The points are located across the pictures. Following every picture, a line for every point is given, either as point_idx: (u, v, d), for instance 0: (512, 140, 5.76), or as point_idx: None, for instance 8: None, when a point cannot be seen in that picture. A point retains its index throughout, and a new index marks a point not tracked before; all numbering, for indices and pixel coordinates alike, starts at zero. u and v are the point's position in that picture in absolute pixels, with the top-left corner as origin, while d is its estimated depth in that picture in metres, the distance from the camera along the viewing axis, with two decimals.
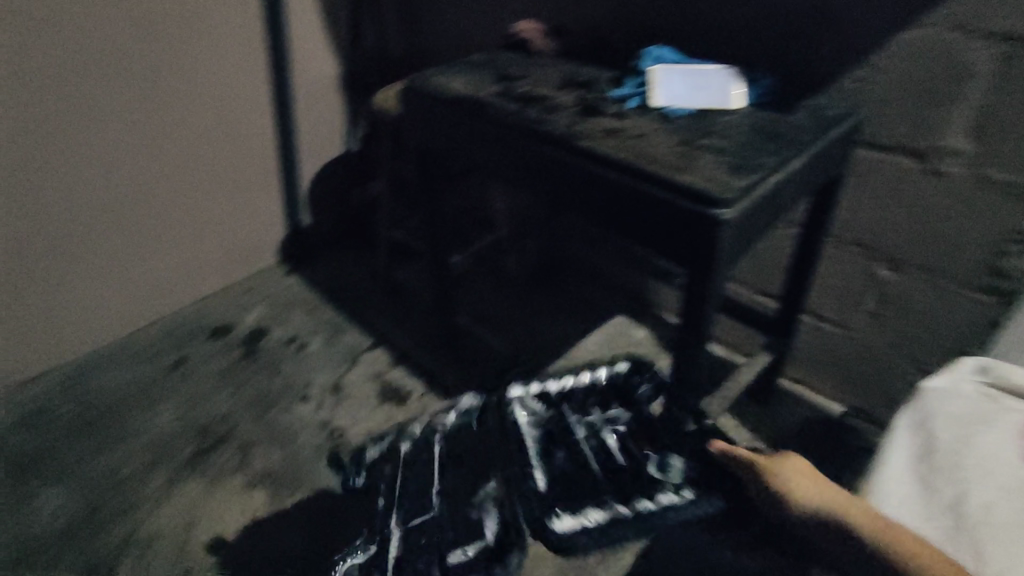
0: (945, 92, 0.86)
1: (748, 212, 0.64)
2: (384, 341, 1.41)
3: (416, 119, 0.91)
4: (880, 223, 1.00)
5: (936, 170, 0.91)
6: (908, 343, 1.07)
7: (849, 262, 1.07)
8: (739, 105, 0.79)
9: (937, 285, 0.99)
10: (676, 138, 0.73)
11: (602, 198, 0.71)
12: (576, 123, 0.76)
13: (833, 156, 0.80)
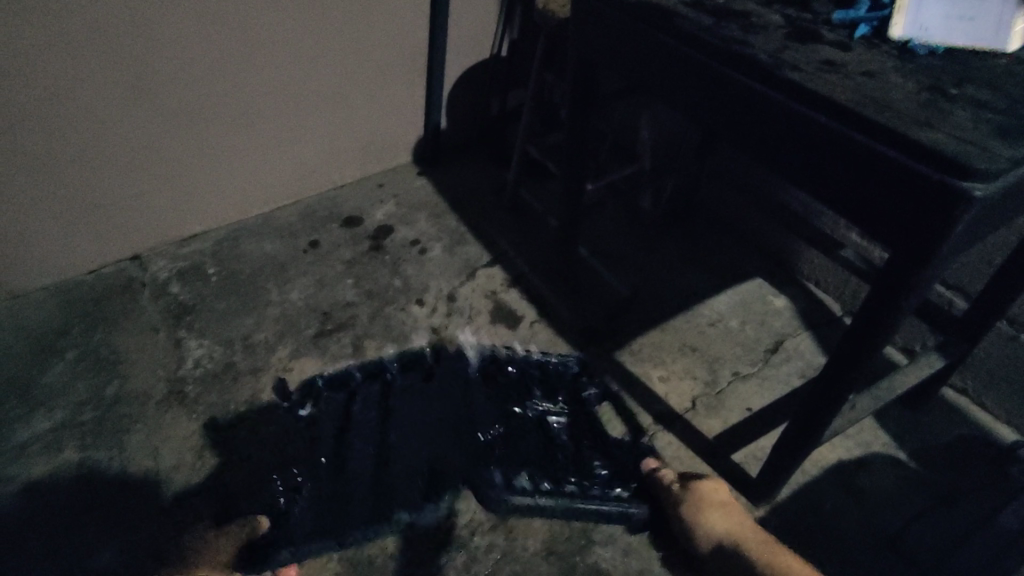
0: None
1: (1009, 191, 0.49)
2: (504, 259, 1.37)
3: (587, 24, 0.81)
4: None
5: None
6: None
7: None
8: (1015, 45, 0.60)
9: None
10: (916, 83, 0.57)
11: (800, 145, 0.58)
12: (785, 49, 0.62)
13: None
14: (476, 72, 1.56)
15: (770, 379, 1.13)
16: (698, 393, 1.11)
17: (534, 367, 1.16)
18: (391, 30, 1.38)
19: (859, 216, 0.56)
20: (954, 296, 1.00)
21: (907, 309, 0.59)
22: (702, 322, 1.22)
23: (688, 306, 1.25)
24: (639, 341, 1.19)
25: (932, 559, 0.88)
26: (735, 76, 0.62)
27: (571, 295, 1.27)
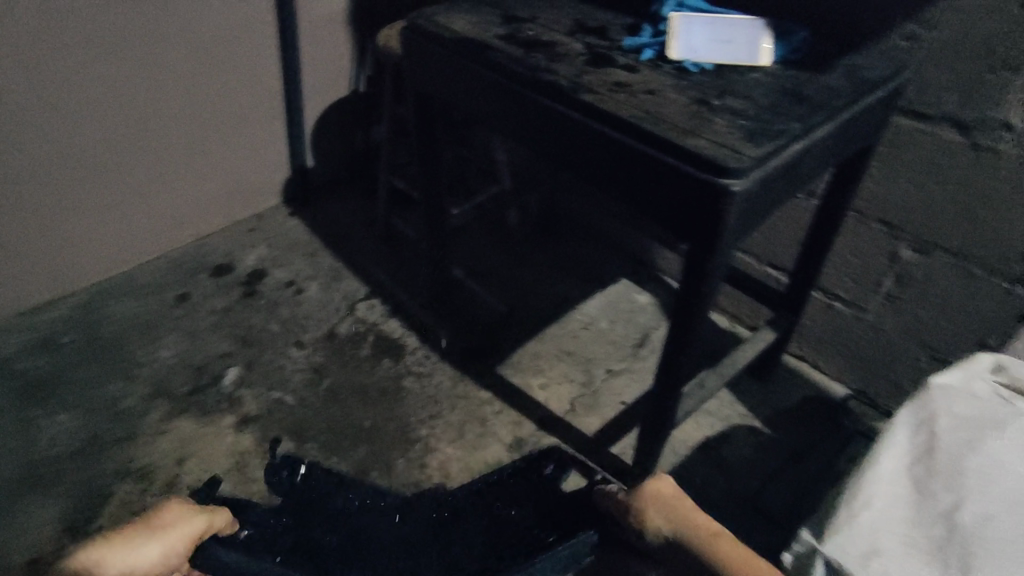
0: (1010, 53, 0.77)
1: (762, 183, 0.58)
2: (382, 291, 1.37)
3: (417, 61, 0.85)
4: (907, 201, 0.93)
5: (978, 144, 0.83)
6: (922, 329, 1.01)
7: (870, 239, 1.00)
8: (766, 61, 0.71)
9: (961, 269, 0.92)
10: (688, 97, 0.66)
11: (601, 157, 0.65)
12: (584, 74, 0.69)
13: (866, 125, 0.72)
14: (337, 109, 1.57)
15: (639, 371, 1.22)
16: (577, 395, 1.17)
17: (422, 392, 1.18)
18: (241, 76, 1.35)
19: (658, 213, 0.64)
20: (777, 274, 1.13)
21: (713, 292, 0.67)
22: (575, 326, 1.29)
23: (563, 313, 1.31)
24: (519, 353, 1.24)
25: (787, 513, 0.98)
26: (546, 100, 0.69)
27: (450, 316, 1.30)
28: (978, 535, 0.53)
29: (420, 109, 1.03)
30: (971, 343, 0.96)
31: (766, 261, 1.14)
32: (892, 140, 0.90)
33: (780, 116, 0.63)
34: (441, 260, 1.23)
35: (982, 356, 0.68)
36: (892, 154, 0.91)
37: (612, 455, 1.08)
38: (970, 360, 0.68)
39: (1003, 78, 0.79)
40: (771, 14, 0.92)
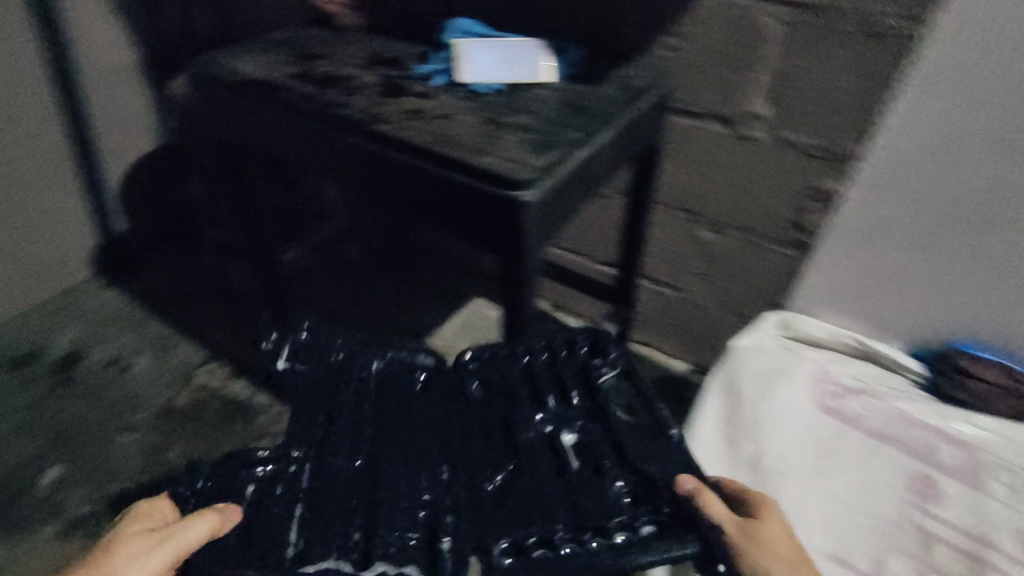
0: (747, 56, 0.87)
1: (553, 191, 0.62)
2: (219, 358, 1.26)
3: (205, 107, 0.81)
4: (695, 190, 1.03)
5: (743, 135, 0.93)
6: (732, 298, 1.12)
7: (675, 226, 1.09)
8: (548, 77, 0.77)
9: (752, 245, 1.03)
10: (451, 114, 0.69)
11: (402, 184, 0.67)
12: (376, 104, 0.70)
13: (642, 129, 0.78)
14: (138, 178, 1.38)
15: None
16: None
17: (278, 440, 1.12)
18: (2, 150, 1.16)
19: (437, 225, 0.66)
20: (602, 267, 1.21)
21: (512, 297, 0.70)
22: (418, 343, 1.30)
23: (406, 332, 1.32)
24: None
25: None
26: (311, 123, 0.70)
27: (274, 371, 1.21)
28: (773, 469, 0.87)
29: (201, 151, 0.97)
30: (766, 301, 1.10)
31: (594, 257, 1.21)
32: (675, 144, 1.00)
33: (548, 124, 0.68)
34: (272, 302, 1.18)
35: (770, 316, 1.01)
36: (683, 156, 1.00)
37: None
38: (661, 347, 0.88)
39: (751, 77, 0.89)
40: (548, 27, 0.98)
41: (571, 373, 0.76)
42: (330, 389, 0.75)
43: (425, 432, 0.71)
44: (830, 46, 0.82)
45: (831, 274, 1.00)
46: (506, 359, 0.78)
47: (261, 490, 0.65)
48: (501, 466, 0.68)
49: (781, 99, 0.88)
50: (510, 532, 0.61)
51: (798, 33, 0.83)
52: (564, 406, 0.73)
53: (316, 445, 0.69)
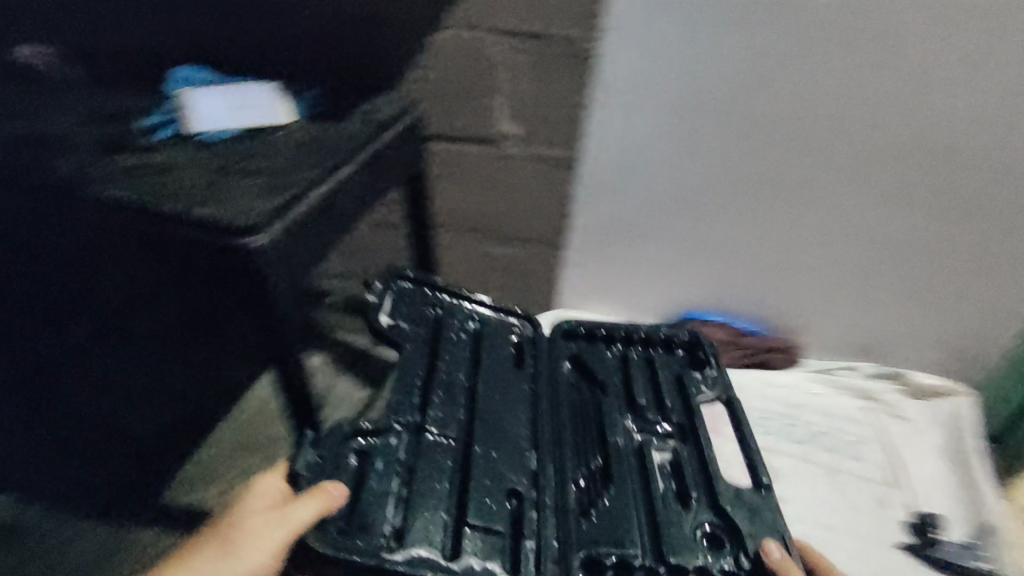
0: (484, 86, 1.00)
1: (282, 227, 0.67)
2: (133, 440, 0.98)
3: (10, 227, 0.76)
4: (539, 222, 1.11)
5: (503, 152, 1.05)
6: (534, 300, 1.22)
7: (469, 245, 1.19)
8: (286, 118, 0.86)
9: (545, 253, 1.14)
10: (354, 164, 0.80)
11: (183, 260, 0.68)
12: (97, 164, 0.71)
13: (388, 159, 0.89)
14: None
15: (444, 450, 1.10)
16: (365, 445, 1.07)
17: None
18: None
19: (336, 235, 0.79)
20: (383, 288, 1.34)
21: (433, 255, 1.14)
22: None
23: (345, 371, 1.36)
24: None
25: None
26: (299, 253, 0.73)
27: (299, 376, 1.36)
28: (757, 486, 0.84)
29: (85, 248, 0.74)
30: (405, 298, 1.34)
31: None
32: (445, 160, 1.09)
33: (343, 168, 0.79)
34: (232, 367, 1.09)
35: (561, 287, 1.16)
36: (448, 169, 1.10)
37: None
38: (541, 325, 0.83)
39: (480, 106, 1.02)
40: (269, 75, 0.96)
41: (665, 385, 0.78)
42: (422, 360, 0.75)
43: (513, 407, 0.73)
44: (559, 67, 0.94)
45: (610, 264, 1.12)
46: (603, 347, 0.83)
47: (361, 472, 0.62)
48: (593, 479, 0.68)
49: (529, 121, 1.00)
50: (591, 540, 0.62)
51: (532, 58, 0.95)
52: (650, 420, 0.74)
53: (435, 413, 0.70)
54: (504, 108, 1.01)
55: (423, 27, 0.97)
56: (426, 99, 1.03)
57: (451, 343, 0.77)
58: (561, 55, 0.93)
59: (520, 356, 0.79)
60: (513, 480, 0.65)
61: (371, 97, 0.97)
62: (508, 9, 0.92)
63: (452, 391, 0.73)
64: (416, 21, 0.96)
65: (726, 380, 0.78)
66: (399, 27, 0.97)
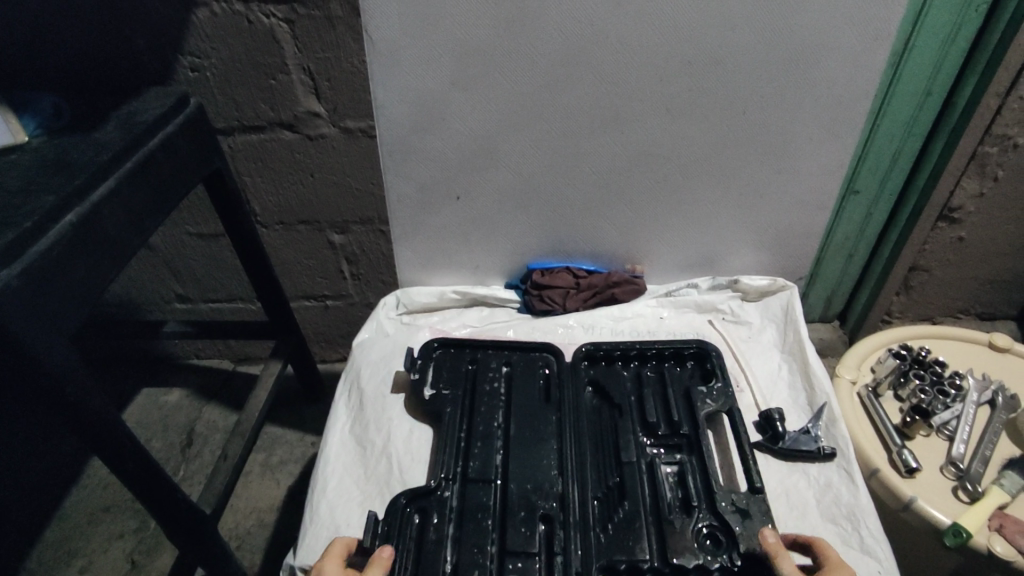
0: (271, 64, 0.91)
1: (31, 262, 0.57)
2: None
3: None
4: (361, 202, 1.07)
5: (308, 135, 0.98)
6: (379, 280, 1.20)
7: (302, 240, 1.13)
8: (17, 138, 0.72)
9: (376, 231, 1.11)
10: (115, 181, 0.69)
11: None
12: None
13: (165, 165, 0.78)
14: None
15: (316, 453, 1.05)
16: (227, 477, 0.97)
17: (267, 462, 1.19)
18: None
19: (120, 264, 0.69)
20: (228, 303, 1.24)
21: (266, 259, 1.07)
22: (138, 419, 1.26)
23: (207, 402, 1.30)
24: (252, 462, 1.19)
25: None
26: (48, 298, 0.59)
27: (151, 423, 1.26)
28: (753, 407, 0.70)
29: None
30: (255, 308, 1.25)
31: (231, 300, 1.23)
32: (244, 153, 1.01)
33: (96, 189, 0.66)
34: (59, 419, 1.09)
35: (386, 297, 0.86)
36: (252, 162, 1.02)
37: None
38: (376, 307, 0.85)
39: (277, 87, 0.93)
40: (21, 93, 0.83)
41: (675, 400, 0.69)
42: (461, 419, 0.69)
43: (537, 439, 0.66)
44: (338, 37, 0.87)
45: (425, 233, 0.84)
46: (617, 368, 0.74)
47: (420, 530, 0.59)
48: (608, 498, 0.62)
49: (326, 95, 0.93)
50: (617, 553, 0.57)
51: (307, 26, 0.87)
52: (666, 434, 0.66)
53: (475, 459, 0.65)
54: (297, 85, 0.93)
55: (181, 8, 0.85)
56: (203, 89, 0.93)
57: (485, 395, 0.71)
58: (318, 16, 0.86)
59: (548, 384, 0.73)
60: (543, 504, 0.61)
61: (135, 96, 0.84)
62: None
63: (466, 428, 0.68)
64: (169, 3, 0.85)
65: (732, 394, 0.69)
66: (148, 13, 0.86)
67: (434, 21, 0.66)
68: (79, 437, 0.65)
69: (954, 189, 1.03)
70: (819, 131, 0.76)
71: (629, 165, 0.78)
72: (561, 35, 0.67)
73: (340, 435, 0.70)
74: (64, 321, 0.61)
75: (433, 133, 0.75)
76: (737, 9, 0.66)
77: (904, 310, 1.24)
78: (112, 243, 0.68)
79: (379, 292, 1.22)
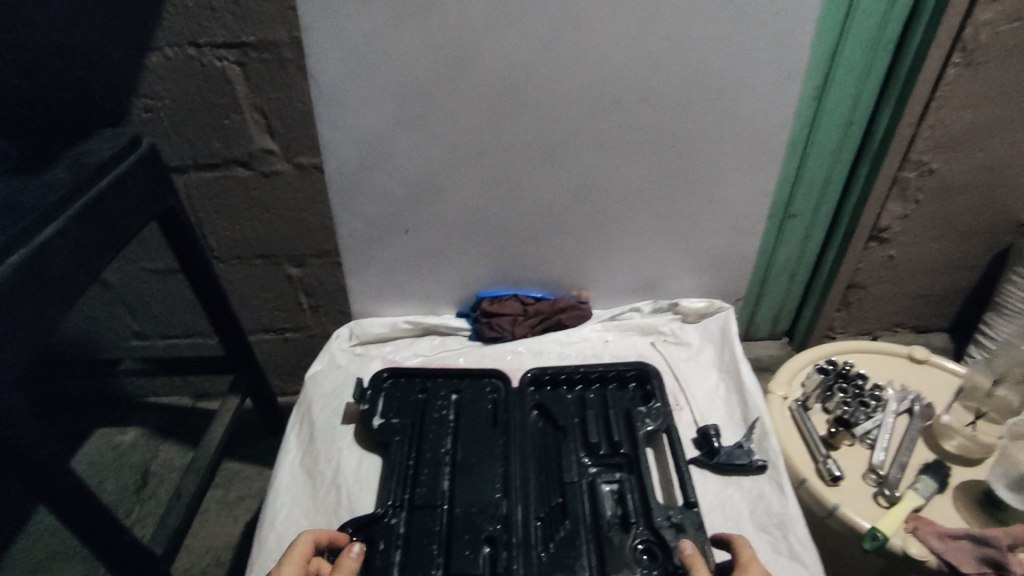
0: (224, 105, 0.93)
1: None
2: None
3: None
4: (317, 236, 1.09)
5: (262, 171, 1.00)
6: (337, 312, 1.21)
7: (259, 273, 1.14)
8: None
9: (333, 264, 1.13)
10: (61, 223, 0.70)
11: None
12: None
13: (115, 204, 0.79)
14: None
15: None
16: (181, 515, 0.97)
17: (225, 498, 1.18)
18: None
19: (63, 303, 0.70)
20: (186, 338, 1.24)
21: (222, 294, 1.08)
22: (91, 461, 1.20)
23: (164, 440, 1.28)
24: (209, 499, 1.17)
25: None
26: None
27: (105, 465, 1.21)
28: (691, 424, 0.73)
29: None
30: (214, 344, 1.25)
31: (190, 336, 1.23)
32: (199, 190, 1.02)
33: (41, 231, 0.68)
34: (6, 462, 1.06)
35: (340, 329, 0.88)
36: (207, 198, 1.03)
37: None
38: (329, 338, 0.86)
39: (231, 126, 0.95)
40: None
41: (615, 421, 0.72)
42: (410, 447, 0.71)
43: (483, 463, 0.68)
44: (289, 79, 0.91)
45: (377, 265, 0.87)
46: (561, 391, 0.77)
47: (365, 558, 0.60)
48: (550, 517, 0.64)
49: (280, 132, 0.96)
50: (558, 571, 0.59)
51: (260, 69, 0.90)
52: (606, 454, 0.68)
53: (421, 486, 0.66)
54: (251, 123, 0.95)
55: (134, 52, 0.87)
56: (156, 129, 0.95)
57: (434, 423, 0.73)
58: (270, 59, 0.89)
59: (495, 409, 0.75)
60: (488, 526, 0.62)
61: (87, 137, 0.86)
62: (222, 21, 0.85)
63: (414, 456, 0.69)
64: (122, 48, 0.87)
65: (670, 413, 0.72)
66: (101, 58, 0.88)
67: (377, 66, 0.70)
68: (21, 478, 0.65)
69: (881, 210, 1.10)
70: (744, 162, 0.81)
71: (569, 197, 0.82)
72: (499, 78, 0.72)
73: (291, 466, 0.71)
74: (8, 361, 0.62)
75: (380, 169, 0.78)
76: (659, 52, 0.71)
77: (846, 325, 1.30)
78: (53, 282, 0.69)
79: (338, 323, 1.23)
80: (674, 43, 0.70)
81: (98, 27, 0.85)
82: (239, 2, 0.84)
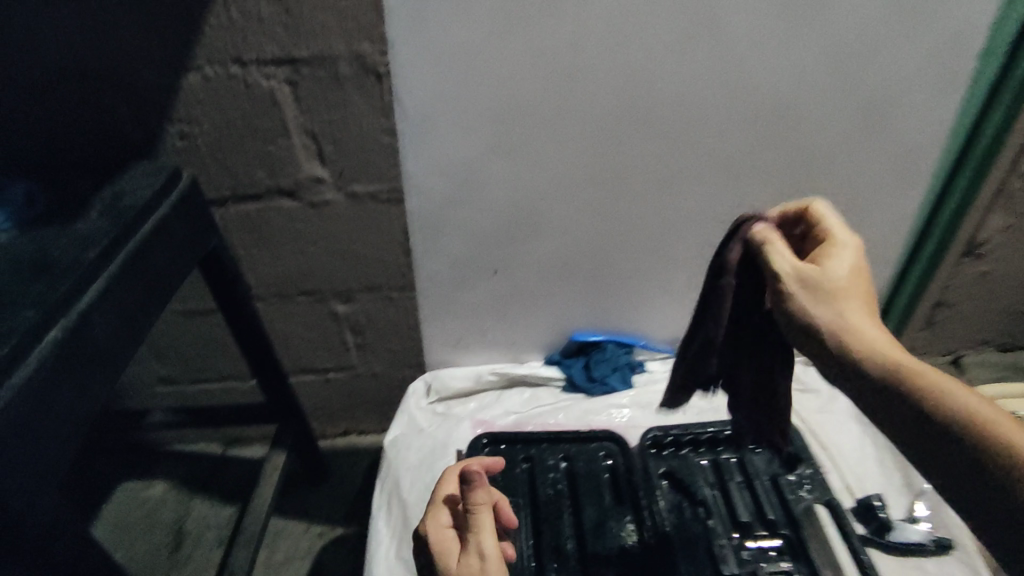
0: (271, 129, 0.82)
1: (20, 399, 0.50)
2: None
3: None
4: (368, 270, 0.97)
5: (312, 202, 0.89)
6: (389, 352, 1.10)
7: (306, 311, 1.03)
8: None
9: (386, 301, 1.02)
10: (105, 281, 0.60)
11: None
12: None
13: (159, 254, 0.69)
14: None
15: None
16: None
17: (271, 562, 1.07)
18: None
19: (106, 377, 0.60)
20: (218, 382, 1.12)
21: (266, 338, 0.96)
22: (115, 521, 1.11)
23: (196, 494, 1.17)
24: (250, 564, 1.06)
25: None
26: (24, 436, 0.51)
27: (132, 525, 1.11)
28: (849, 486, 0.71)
29: None
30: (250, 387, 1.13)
31: (222, 380, 1.11)
32: (238, 224, 0.91)
33: (81, 295, 0.58)
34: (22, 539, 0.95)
35: (416, 385, 0.81)
36: (247, 233, 0.92)
37: (357, 546, 1.11)
38: (406, 396, 0.79)
39: (277, 153, 0.84)
40: None
41: (765, 495, 0.66)
42: (528, 531, 0.64)
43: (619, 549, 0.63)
44: (345, 97, 0.80)
45: (462, 308, 0.79)
46: (687, 456, 0.71)
47: None
48: None
49: (331, 158, 0.85)
50: None
51: (312, 88, 0.79)
52: (761, 534, 0.63)
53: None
54: (300, 149, 0.84)
55: (168, 72, 0.76)
56: (192, 159, 0.83)
57: (548, 503, 0.66)
58: (325, 76, 0.78)
59: (615, 481, 0.68)
60: None
61: (118, 174, 0.74)
62: (271, 34, 0.74)
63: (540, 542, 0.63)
64: (151, 68, 0.75)
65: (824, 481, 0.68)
66: (128, 81, 0.76)
67: (474, 88, 0.62)
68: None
69: (980, 224, 0.92)
70: (885, 184, 0.75)
71: (679, 227, 0.75)
72: (616, 101, 0.64)
73: (388, 558, 0.64)
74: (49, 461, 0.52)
75: (467, 206, 0.70)
76: (800, 64, 0.64)
77: (929, 346, 1.12)
78: (92, 355, 0.58)
79: (387, 360, 1.12)
80: (818, 54, 0.63)
81: (127, 46, 0.73)
82: (292, 11, 0.73)
